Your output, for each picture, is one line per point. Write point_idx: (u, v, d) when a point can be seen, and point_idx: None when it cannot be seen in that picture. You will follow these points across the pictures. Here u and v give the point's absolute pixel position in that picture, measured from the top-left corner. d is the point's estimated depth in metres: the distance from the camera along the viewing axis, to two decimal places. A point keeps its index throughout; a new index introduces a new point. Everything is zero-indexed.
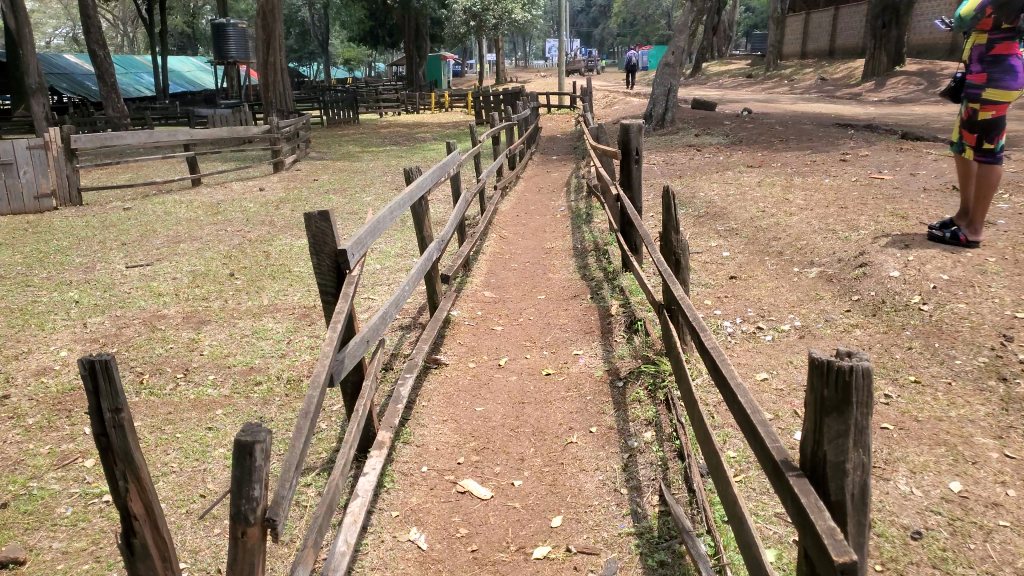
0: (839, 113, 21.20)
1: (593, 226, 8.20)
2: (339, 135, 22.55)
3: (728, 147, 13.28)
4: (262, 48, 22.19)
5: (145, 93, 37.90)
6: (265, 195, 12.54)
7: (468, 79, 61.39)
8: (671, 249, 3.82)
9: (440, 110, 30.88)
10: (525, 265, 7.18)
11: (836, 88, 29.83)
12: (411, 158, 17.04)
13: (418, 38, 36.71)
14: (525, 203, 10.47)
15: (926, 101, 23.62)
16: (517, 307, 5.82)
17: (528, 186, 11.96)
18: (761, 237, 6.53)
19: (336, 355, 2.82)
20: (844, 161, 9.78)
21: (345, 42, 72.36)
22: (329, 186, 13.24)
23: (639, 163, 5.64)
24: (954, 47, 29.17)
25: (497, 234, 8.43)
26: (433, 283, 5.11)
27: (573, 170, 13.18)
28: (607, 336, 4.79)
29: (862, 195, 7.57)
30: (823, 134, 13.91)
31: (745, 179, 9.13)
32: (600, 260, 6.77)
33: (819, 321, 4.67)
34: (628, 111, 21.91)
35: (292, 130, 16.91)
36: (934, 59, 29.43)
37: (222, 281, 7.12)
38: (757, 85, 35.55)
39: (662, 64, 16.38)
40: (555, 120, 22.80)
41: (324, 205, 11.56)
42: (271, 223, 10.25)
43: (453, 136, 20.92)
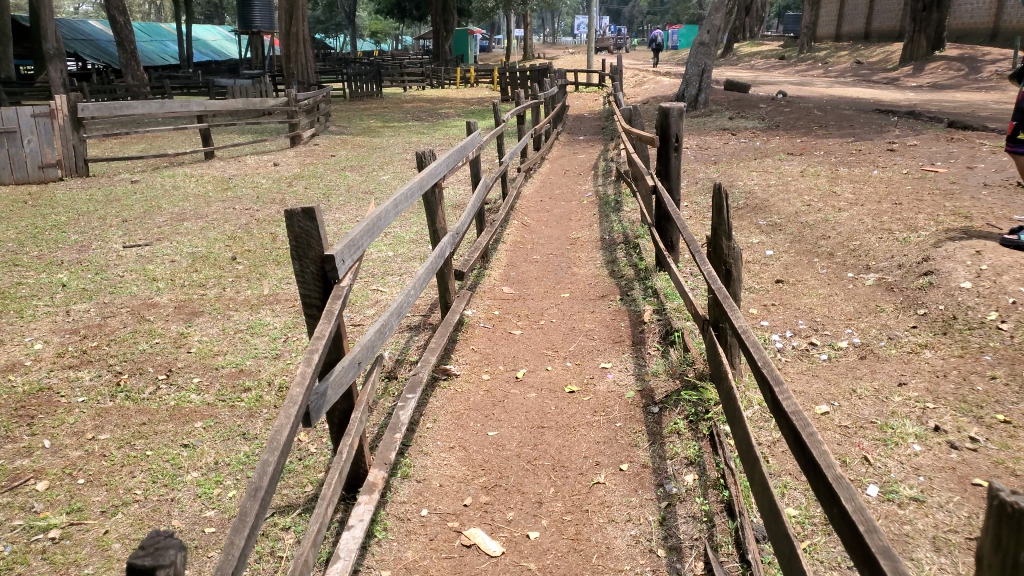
0: (879, 98, 20.23)
1: (622, 216, 7.61)
2: (361, 109, 22.07)
3: (765, 132, 12.54)
4: (284, 18, 21.69)
5: (170, 61, 37.65)
6: (278, 171, 12.12)
7: (494, 53, 60.52)
8: (720, 258, 3.22)
9: (465, 85, 30.21)
10: (548, 257, 6.65)
11: (873, 71, 28.67)
12: (432, 135, 16.52)
13: (443, 11, 35.91)
14: (550, 187, 9.89)
15: (970, 87, 22.52)
16: (538, 306, 5.30)
17: (553, 168, 11.35)
18: (808, 234, 5.89)
19: (317, 387, 2.40)
20: (894, 150, 9.03)
21: (372, 14, 71.56)
22: (345, 163, 12.75)
23: (679, 152, 5.04)
24: (998, 31, 27.87)
25: (520, 220, 7.90)
26: (445, 282, 4.62)
27: (601, 152, 12.55)
28: (639, 347, 4.26)
29: (918, 189, 6.88)
30: (866, 120, 13.10)
31: (785, 167, 8.44)
32: (630, 255, 6.20)
33: (880, 338, 3.96)
34: (658, 91, 21.08)
35: (312, 103, 16.47)
36: (976, 44, 28.18)
37: (222, 267, 6.79)
38: (790, 66, 34.38)
39: (695, 44, 15.77)
40: (582, 98, 22.10)
41: (337, 182, 11.09)
42: (280, 201, 9.83)
43: (477, 112, 20.30)
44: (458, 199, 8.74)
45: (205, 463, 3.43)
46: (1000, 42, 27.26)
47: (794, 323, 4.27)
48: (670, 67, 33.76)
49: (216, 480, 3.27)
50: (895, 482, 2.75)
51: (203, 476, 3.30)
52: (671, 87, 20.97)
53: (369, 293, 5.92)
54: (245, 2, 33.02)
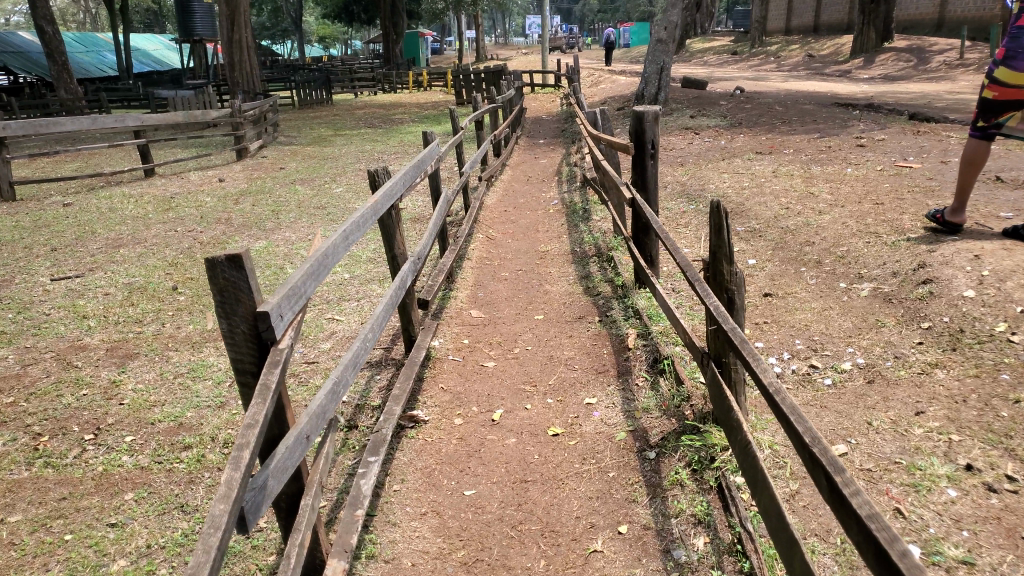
0: (834, 92, 20.35)
1: (591, 226, 7.24)
2: (313, 117, 21.41)
3: (728, 130, 12.35)
4: (227, 25, 20.87)
5: (111, 73, 36.25)
6: (225, 187, 11.51)
7: (447, 56, 59.99)
8: (720, 284, 2.87)
9: (420, 90, 29.68)
10: (517, 274, 6.24)
11: (823, 65, 29.01)
12: (387, 143, 16.01)
13: (393, 15, 35.29)
14: (513, 196, 9.49)
15: (919, 78, 22.86)
16: (511, 330, 4.91)
17: (515, 175, 10.95)
18: (791, 241, 5.60)
19: (255, 477, 1.98)
20: (862, 146, 8.86)
21: (320, 20, 70.28)
22: (295, 176, 12.17)
23: (654, 159, 4.69)
24: (941, 22, 28.50)
25: (485, 234, 7.49)
26: (407, 312, 4.18)
27: (563, 157, 12.19)
28: (625, 378, 3.88)
29: (895, 187, 6.66)
30: (827, 115, 13.01)
31: (755, 168, 8.20)
32: (605, 269, 5.86)
33: (887, 357, 3.70)
34: (614, 91, 20.86)
35: (260, 114, 15.82)
36: (920, 36, 28.77)
37: (162, 299, 6.28)
38: (741, 62, 34.67)
39: (653, 42, 15.60)
40: (539, 100, 21.81)
41: (288, 197, 10.52)
42: (226, 220, 9.24)
43: (432, 117, 19.82)
44: (418, 213, 8.31)
45: (134, 548, 3.01)
46: (942, 34, 27.93)
47: (791, 344, 3.99)
48: (624, 65, 33.70)
49: (147, 570, 2.87)
50: (937, 540, 2.33)
51: (131, 566, 2.90)
52: (628, 86, 20.77)
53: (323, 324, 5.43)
54: (186, 10, 31.91)
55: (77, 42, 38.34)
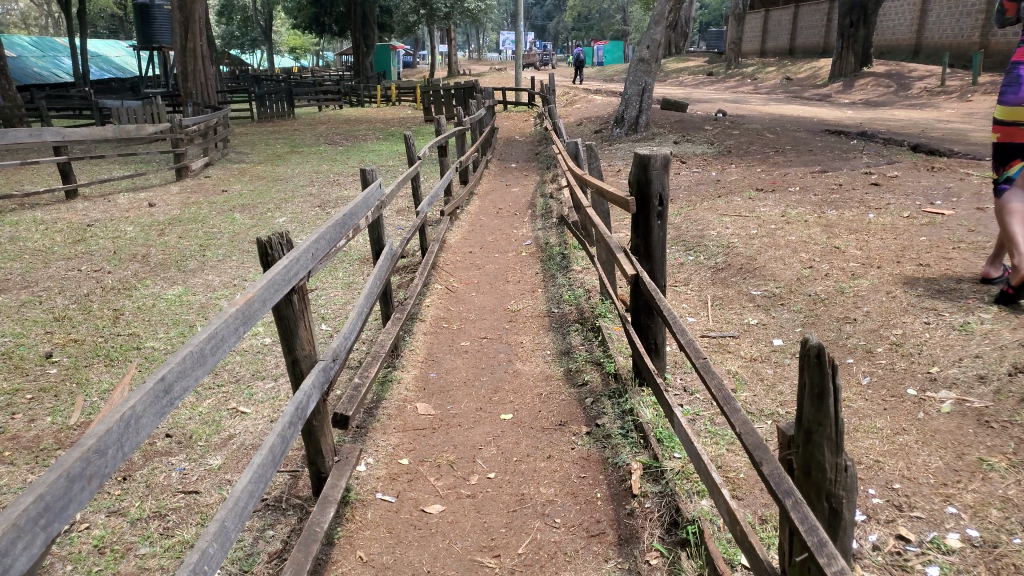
0: (819, 116, 19.58)
1: (571, 279, 6.01)
2: (271, 132, 20.01)
3: (717, 160, 11.31)
4: (181, 32, 19.39)
5: (63, 79, 34.29)
6: (154, 212, 10.10)
7: (419, 69, 58.91)
8: (819, 486, 1.62)
9: (388, 104, 28.44)
10: (481, 343, 4.95)
11: (801, 88, 28.46)
12: (347, 162, 14.70)
13: (363, 26, 34.03)
14: (480, 233, 8.26)
15: (902, 104, 22.31)
16: (467, 438, 3.64)
17: (484, 207, 9.72)
18: (825, 317, 4.45)
19: None
20: (877, 185, 7.82)
21: (290, 29, 68.68)
22: (238, 201, 10.77)
23: (662, 219, 3.48)
24: (918, 48, 28.18)
25: (443, 285, 6.22)
26: (314, 438, 2.89)
27: (537, 186, 11.01)
28: (632, 550, 2.65)
29: (935, 240, 5.58)
30: (822, 145, 12.05)
31: (761, 209, 7.09)
32: (590, 345, 4.64)
33: (1012, 530, 2.53)
34: (590, 111, 19.83)
35: (206, 129, 14.39)
36: (898, 61, 28.43)
37: (28, 373, 4.89)
38: (717, 83, 34.09)
39: (634, 61, 14.55)
40: (512, 119, 20.74)
41: (222, 228, 9.12)
42: (143, 256, 7.83)
43: (398, 135, 18.59)
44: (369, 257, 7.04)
45: None
46: (920, 61, 27.63)
47: (861, 496, 2.78)
48: (600, 84, 32.86)
49: None
50: None
51: None
52: (605, 106, 19.74)
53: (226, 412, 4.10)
54: (145, 16, 30.21)
55: (30, 46, 36.34)
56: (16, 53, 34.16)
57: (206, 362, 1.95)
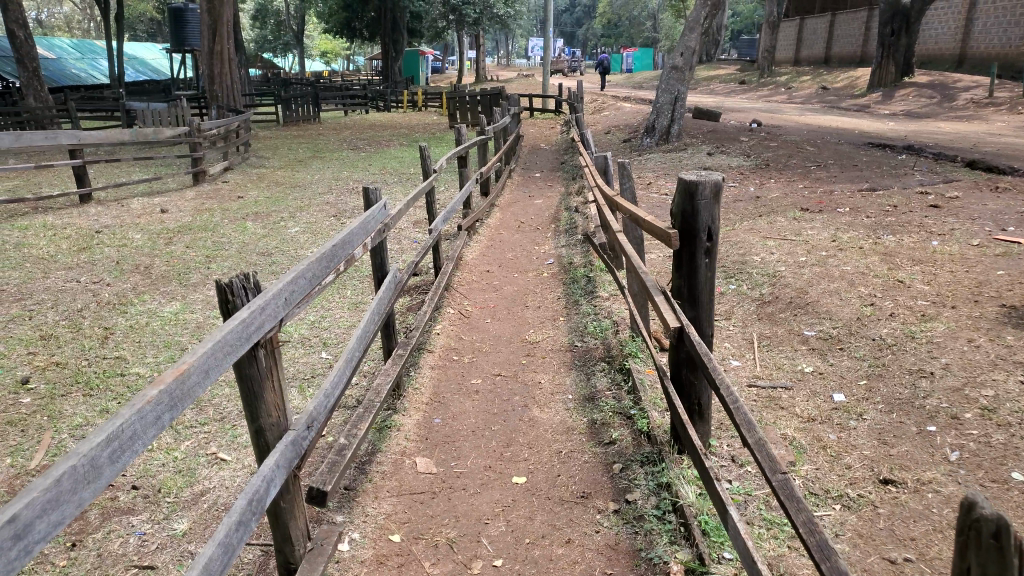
0: (858, 128, 18.79)
1: (597, 305, 5.44)
2: (294, 136, 19.70)
3: (755, 174, 10.67)
4: (207, 34, 19.18)
5: (96, 80, 34.47)
6: (165, 219, 9.71)
7: (448, 74, 58.78)
8: None
9: (414, 109, 28.10)
10: (494, 381, 4.41)
11: (838, 97, 27.59)
12: (368, 168, 14.28)
13: (392, 30, 33.81)
14: (500, 249, 7.72)
15: (945, 116, 21.41)
16: (471, 507, 3.09)
17: (505, 220, 9.18)
18: (894, 368, 3.85)
19: None
20: (936, 206, 7.14)
21: (322, 33, 68.99)
22: (251, 208, 10.37)
23: (711, 255, 2.90)
24: (963, 58, 27.17)
25: (456, 308, 5.69)
26: (282, 523, 2.35)
27: (563, 198, 10.45)
28: None
29: (1013, 274, 4.94)
30: (868, 159, 11.35)
31: (809, 232, 6.46)
32: (617, 391, 4.06)
33: None
34: (620, 119, 19.23)
35: (225, 133, 14.04)
36: (941, 71, 27.42)
37: None
38: (752, 91, 33.26)
39: (668, 68, 13.94)
40: (539, 126, 20.22)
41: (232, 237, 8.71)
42: (145, 267, 7.41)
43: (422, 141, 18.17)
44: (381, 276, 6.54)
45: None
46: (964, 71, 26.64)
47: None
48: (630, 91, 32.26)
49: None
50: None
51: None
52: (635, 115, 19.12)
53: (204, 455, 3.58)
54: (176, 18, 30.24)
55: (65, 47, 36.67)
56: (52, 54, 34.44)
57: (100, 475, 1.34)
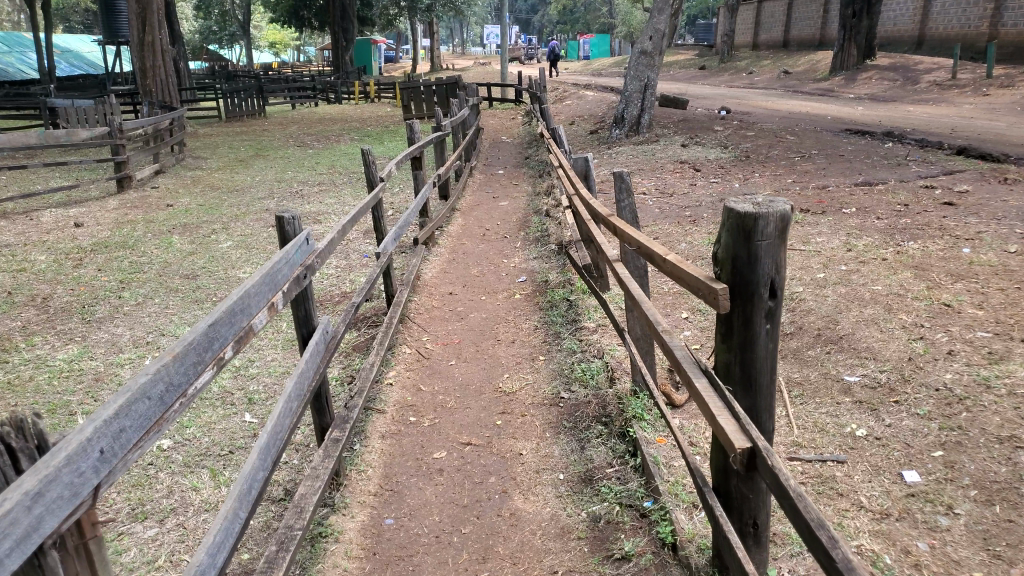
0: (827, 113, 18.23)
1: (583, 340, 4.52)
2: (237, 134, 18.34)
3: (736, 168, 9.88)
4: (138, 25, 17.69)
5: (25, 74, 32.16)
6: (78, 233, 8.47)
7: (401, 64, 57.16)
8: None
9: (367, 101, 26.81)
10: (462, 455, 3.46)
11: (800, 82, 27.17)
12: (316, 167, 13.12)
13: (342, 19, 32.35)
14: (462, 264, 6.76)
15: (910, 99, 21.05)
16: None
17: (468, 227, 8.21)
18: (977, 436, 2.98)
19: None
20: (951, 203, 6.39)
21: (270, 24, 66.68)
22: (181, 217, 9.21)
23: (772, 317, 2.02)
24: (920, 41, 26.96)
25: (413, 347, 4.71)
26: None
27: (530, 200, 9.51)
28: None
29: None
30: (852, 149, 10.65)
31: (817, 239, 5.64)
32: (624, 468, 3.16)
33: None
34: (583, 109, 18.36)
35: (155, 133, 12.72)
36: (900, 54, 27.19)
37: None
38: (713, 77, 32.69)
39: (636, 53, 13.01)
40: (499, 118, 19.24)
41: (153, 254, 7.56)
42: (43, 298, 6.24)
43: (374, 136, 17.02)
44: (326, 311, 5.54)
45: None
46: (923, 53, 26.43)
47: None
48: (590, 78, 31.47)
49: None
50: None
51: None
52: (599, 104, 18.24)
53: None
54: (109, 8, 28.32)
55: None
56: None
57: None
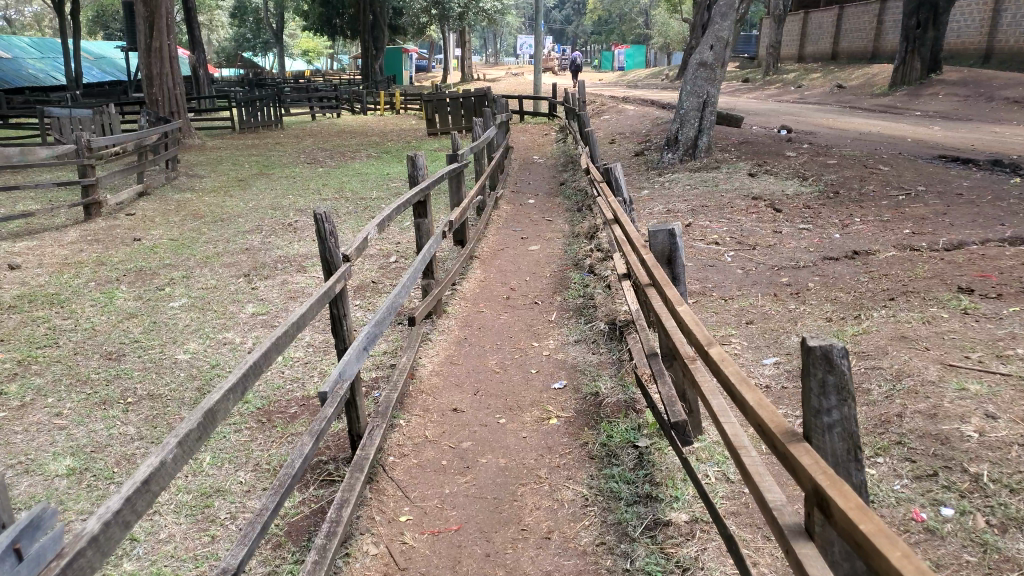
0: (900, 134, 16.14)
1: (670, 555, 2.63)
2: (246, 147, 16.80)
3: (827, 210, 7.94)
4: (142, 28, 16.22)
5: (50, 79, 31.12)
6: (10, 279, 6.82)
7: (432, 73, 55.90)
8: None
9: (390, 111, 25.26)
10: None
11: (856, 97, 24.97)
12: (321, 190, 11.45)
13: (370, 26, 30.99)
14: (478, 349, 4.92)
15: (989, 118, 18.79)
16: None
17: (488, 283, 6.35)
18: None
19: None
20: None
21: (304, 31, 65.99)
22: (141, 259, 7.51)
23: None
24: (988, 53, 24.53)
25: (383, 543, 2.84)
26: None
27: (568, 243, 7.66)
28: None
29: None
30: (967, 185, 8.61)
31: (1019, 350, 3.69)
32: None
33: None
34: (624, 125, 16.51)
35: (140, 150, 11.19)
36: (965, 67, 24.77)
37: None
38: (758, 90, 30.61)
39: (693, 64, 11.15)
40: (530, 133, 17.49)
41: (81, 316, 5.82)
42: None
43: (392, 152, 15.36)
44: (278, 447, 3.75)
45: None
46: (991, 66, 24.04)
47: None
48: (626, 90, 29.62)
49: None
50: None
51: None
52: (641, 119, 16.33)
53: None
54: (131, 12, 27.16)
55: (25, 46, 33.28)
56: (9, 53, 31.17)
57: None
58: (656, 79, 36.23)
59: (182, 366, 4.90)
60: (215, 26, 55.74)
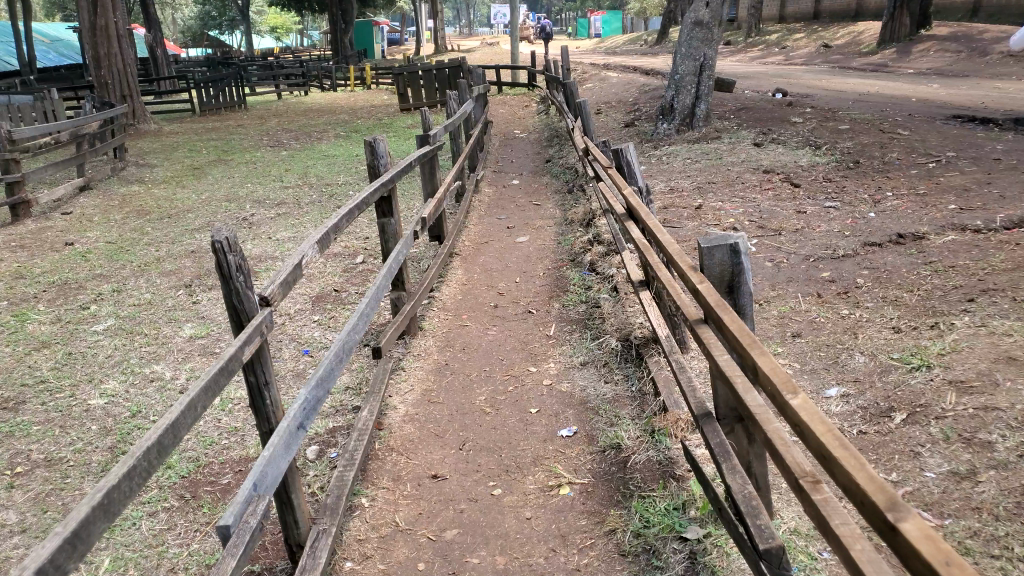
0: (900, 93, 15.23)
1: None
2: (205, 131, 15.58)
3: (850, 183, 7.05)
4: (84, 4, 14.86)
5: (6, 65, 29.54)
6: None
7: (404, 45, 54.25)
8: None
9: (361, 87, 23.99)
10: None
11: (844, 56, 24.02)
12: (283, 177, 10.38)
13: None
14: (464, 378, 3.98)
15: (988, 73, 17.92)
16: None
17: (471, 288, 5.40)
18: None
19: None
20: None
21: (271, 7, 63.87)
22: (66, 268, 6.44)
23: None
24: (977, 6, 23.57)
25: None
26: None
27: (560, 232, 6.70)
28: None
29: None
30: (1000, 148, 7.74)
31: None
32: None
33: None
34: (609, 93, 15.49)
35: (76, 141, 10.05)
36: (953, 21, 23.82)
37: None
38: (740, 53, 29.59)
39: (687, 23, 10.13)
40: (509, 106, 16.42)
41: None
42: None
43: (364, 131, 14.25)
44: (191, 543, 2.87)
45: None
46: (981, 19, 23.10)
47: None
48: (606, 57, 28.41)
49: None
50: None
51: None
52: (628, 87, 15.31)
53: None
54: None
55: None
56: None
57: None
58: (635, 44, 35.04)
59: (93, 417, 3.89)
60: (178, 4, 53.59)
